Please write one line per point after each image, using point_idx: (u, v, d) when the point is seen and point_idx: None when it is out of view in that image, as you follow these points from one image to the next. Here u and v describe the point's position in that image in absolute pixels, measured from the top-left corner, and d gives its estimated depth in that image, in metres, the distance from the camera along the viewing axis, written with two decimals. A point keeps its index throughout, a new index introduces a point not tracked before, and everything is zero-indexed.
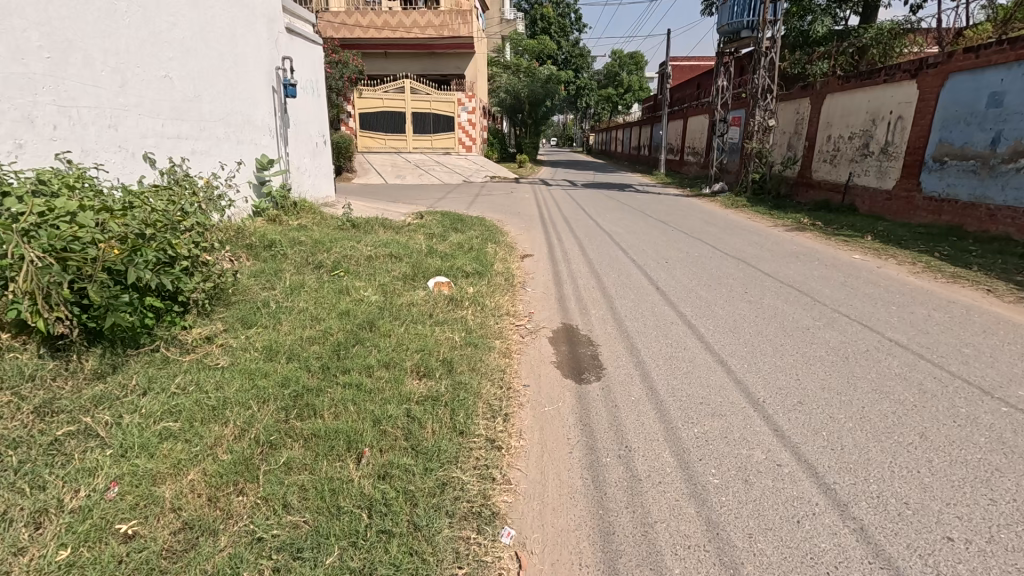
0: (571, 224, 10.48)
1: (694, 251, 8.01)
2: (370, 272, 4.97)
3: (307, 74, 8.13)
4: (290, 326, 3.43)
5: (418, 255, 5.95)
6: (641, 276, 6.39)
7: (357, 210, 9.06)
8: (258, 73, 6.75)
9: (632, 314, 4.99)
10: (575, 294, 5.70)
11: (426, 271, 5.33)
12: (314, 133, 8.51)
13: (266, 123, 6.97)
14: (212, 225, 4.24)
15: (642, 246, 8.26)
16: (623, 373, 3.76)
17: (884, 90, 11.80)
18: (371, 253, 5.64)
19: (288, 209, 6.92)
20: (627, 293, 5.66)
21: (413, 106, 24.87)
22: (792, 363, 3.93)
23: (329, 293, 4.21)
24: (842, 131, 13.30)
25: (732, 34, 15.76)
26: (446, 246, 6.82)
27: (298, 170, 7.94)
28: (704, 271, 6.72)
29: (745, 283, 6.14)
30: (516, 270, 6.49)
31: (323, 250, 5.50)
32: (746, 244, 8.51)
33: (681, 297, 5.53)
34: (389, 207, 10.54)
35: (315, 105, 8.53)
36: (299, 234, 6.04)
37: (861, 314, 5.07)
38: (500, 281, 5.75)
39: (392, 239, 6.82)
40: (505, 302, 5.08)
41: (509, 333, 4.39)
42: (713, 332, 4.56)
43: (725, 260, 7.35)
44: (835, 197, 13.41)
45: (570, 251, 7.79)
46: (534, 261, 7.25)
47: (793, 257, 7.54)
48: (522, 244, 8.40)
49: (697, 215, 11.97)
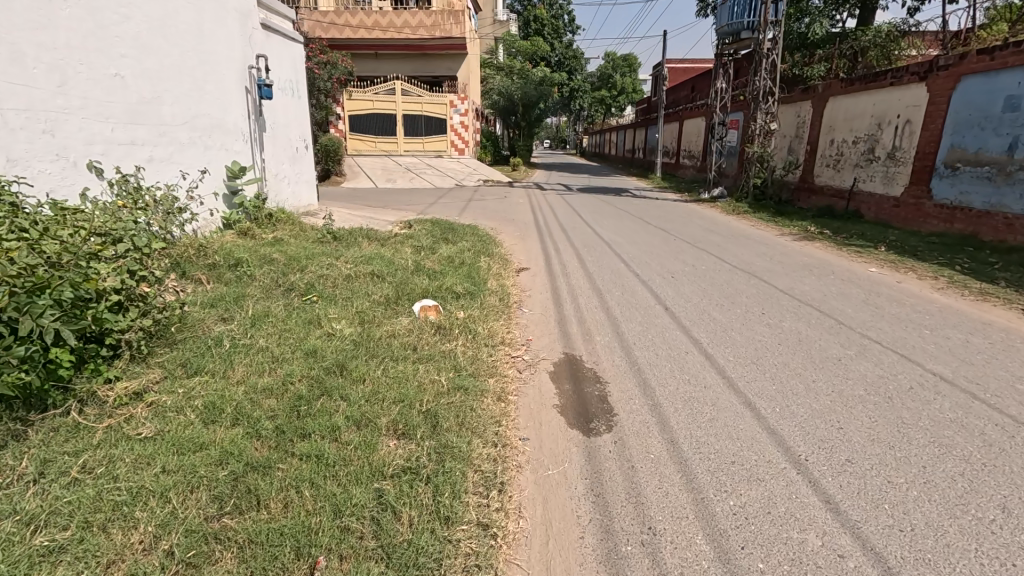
0: (569, 232, 9.97)
1: (700, 263, 7.52)
2: (347, 296, 4.42)
3: (285, 74, 7.56)
4: (244, 373, 2.87)
5: (404, 272, 5.41)
6: (646, 293, 5.89)
7: (341, 219, 8.48)
8: (230, 72, 6.17)
9: (641, 342, 4.47)
10: (576, 317, 5.17)
11: (411, 292, 4.79)
12: (294, 137, 7.95)
13: (239, 126, 6.38)
14: (157, 247, 3.68)
15: (646, 258, 7.75)
16: (639, 420, 3.22)
17: (891, 93, 11.40)
18: (351, 273, 5.09)
19: (262, 222, 6.35)
20: (633, 316, 5.14)
21: (404, 108, 24.29)
22: (830, 405, 3.43)
23: (296, 325, 3.65)
24: (846, 134, 12.90)
25: (732, 35, 15.34)
26: (434, 261, 6.28)
27: (276, 177, 7.38)
28: (714, 287, 6.22)
29: (761, 302, 5.64)
30: (511, 288, 5.96)
31: (297, 269, 4.95)
32: (755, 256, 8.02)
33: (693, 320, 5.03)
34: (375, 214, 9.97)
35: (295, 108, 7.97)
36: (272, 250, 5.48)
37: (894, 340, 4.58)
38: (494, 302, 5.21)
39: (375, 253, 6.27)
40: (499, 329, 4.54)
41: (503, 368, 3.86)
42: (734, 364, 4.05)
43: (735, 274, 6.86)
44: (839, 204, 13.00)
45: (569, 264, 7.27)
46: (530, 276, 6.73)
47: (806, 271, 7.06)
48: (517, 256, 7.87)
49: (698, 222, 11.51)
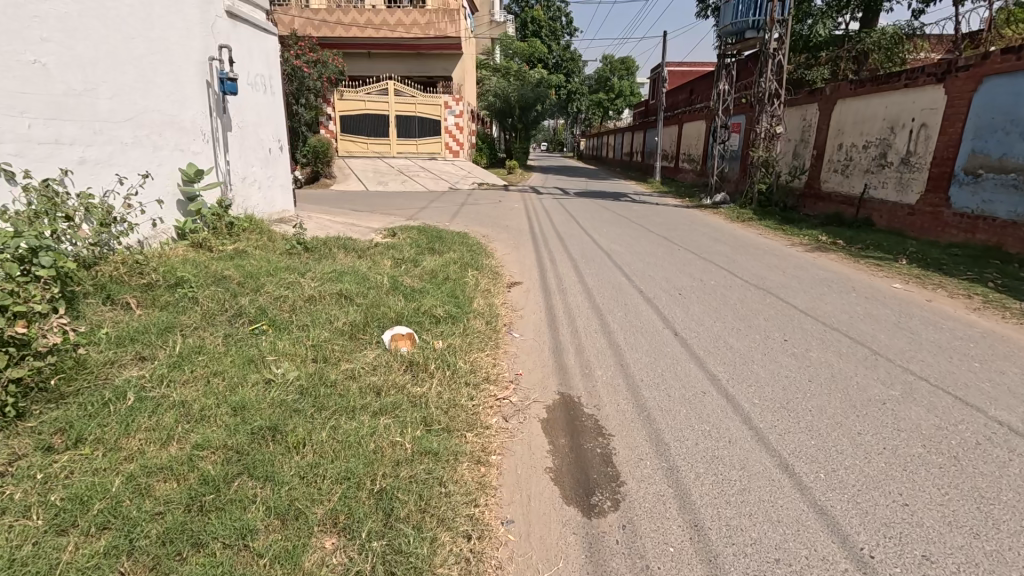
0: (566, 240, 9.35)
1: (708, 277, 6.89)
2: (304, 325, 3.77)
3: (256, 68, 6.91)
4: (139, 443, 2.22)
5: (379, 291, 4.76)
6: (652, 314, 5.27)
7: (319, 227, 7.82)
8: (187, 62, 5.52)
9: (648, 377, 3.84)
10: (573, 344, 4.52)
11: (382, 318, 4.13)
12: (266, 137, 7.29)
13: (198, 124, 5.71)
14: (49, 272, 3.02)
15: (649, 271, 7.14)
16: (652, 494, 2.57)
17: (904, 95, 10.84)
18: (315, 292, 4.43)
19: (223, 232, 5.68)
20: (638, 343, 4.52)
21: (397, 109, 23.61)
22: (886, 470, 2.78)
23: (231, 365, 3.00)
24: (856, 138, 12.34)
25: (735, 35, 14.78)
26: (415, 276, 5.64)
27: (244, 182, 6.73)
28: (726, 306, 5.60)
29: (781, 325, 5.01)
30: (500, 308, 5.32)
31: (253, 289, 4.30)
32: (766, 269, 7.40)
33: (706, 348, 4.41)
34: (359, 221, 9.29)
35: (268, 105, 7.31)
36: (229, 266, 4.82)
37: (942, 375, 3.95)
38: (480, 326, 4.58)
39: (349, 267, 5.63)
40: (484, 362, 3.90)
41: (485, 417, 3.21)
42: (761, 409, 3.41)
43: (748, 291, 6.24)
44: (848, 211, 12.43)
45: (566, 279, 6.63)
46: (522, 293, 6.09)
47: (824, 287, 6.44)
48: (508, 268, 7.24)
49: (704, 230, 10.88)
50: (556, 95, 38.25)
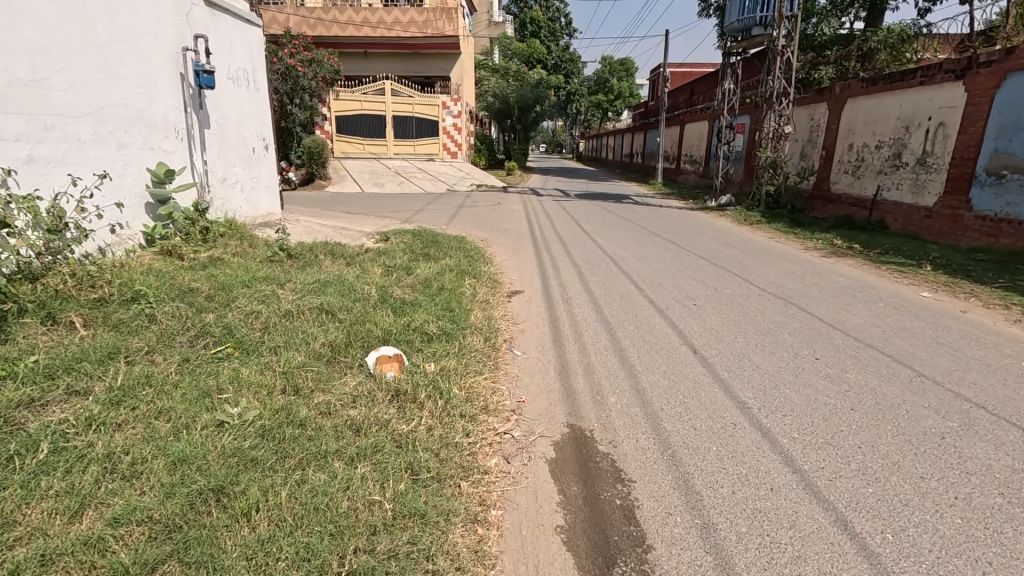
0: (568, 244, 8.89)
1: (722, 285, 6.44)
2: (277, 348, 3.30)
3: (237, 61, 6.45)
4: (41, 517, 1.76)
5: (365, 304, 4.28)
6: (667, 328, 4.80)
7: (306, 231, 7.35)
8: (157, 52, 5.04)
9: (669, 406, 3.39)
10: (581, 364, 4.06)
11: (367, 336, 3.66)
12: (249, 135, 6.83)
13: (170, 120, 5.24)
14: None
15: (658, 278, 6.68)
16: (687, 565, 2.11)
17: (920, 93, 10.42)
18: (294, 306, 3.96)
19: (197, 238, 5.21)
20: (654, 362, 4.06)
21: (394, 109, 23.10)
22: (965, 529, 2.32)
23: (181, 400, 2.53)
24: (868, 138, 11.92)
25: (741, 32, 14.35)
26: (408, 285, 5.19)
27: (225, 183, 6.27)
28: (745, 318, 5.14)
29: (809, 340, 4.56)
30: (500, 321, 4.86)
31: (223, 303, 3.83)
32: (782, 275, 6.96)
33: (730, 369, 3.94)
34: (350, 224, 8.82)
35: (251, 101, 6.85)
36: (199, 276, 4.35)
37: (1000, 402, 3.49)
38: (479, 343, 4.12)
39: (335, 276, 5.18)
40: (482, 388, 3.44)
41: (483, 458, 2.74)
42: (802, 446, 2.95)
43: (767, 300, 5.79)
44: (860, 214, 12.00)
45: (570, 288, 6.18)
46: (523, 303, 5.64)
47: (848, 296, 6.00)
48: (507, 275, 6.77)
49: (711, 234, 10.42)
50: (556, 95, 37.73)
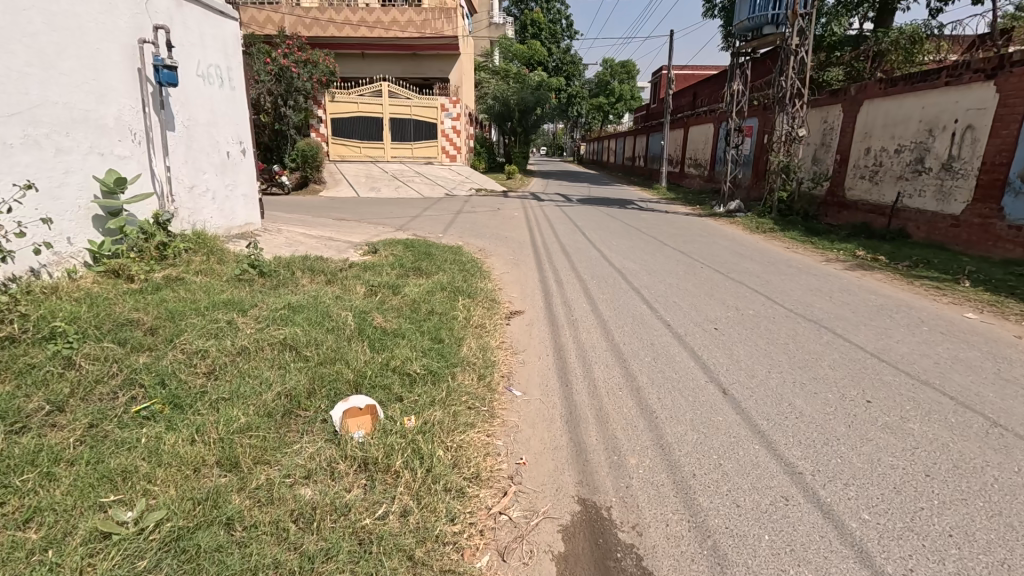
0: (571, 255, 8.27)
1: (744, 304, 5.83)
2: (218, 401, 2.67)
3: (208, 56, 5.85)
4: None
5: (339, 336, 3.67)
6: (689, 360, 4.20)
7: (287, 242, 6.74)
8: (109, 44, 4.43)
9: (703, 472, 2.76)
10: (591, 408, 3.44)
11: (335, 382, 3.04)
12: (224, 138, 6.22)
13: (125, 122, 4.64)
14: None
15: (672, 297, 6.08)
16: None
17: (946, 94, 9.82)
18: (252, 341, 3.34)
19: (153, 255, 4.61)
20: (678, 406, 3.45)
21: (391, 111, 22.49)
22: None
23: (66, 493, 1.94)
24: (886, 141, 11.32)
25: (752, 31, 13.78)
26: (394, 308, 4.60)
27: (193, 191, 5.67)
28: (776, 346, 4.53)
29: (853, 376, 3.94)
30: (497, 352, 4.25)
31: (165, 339, 3.23)
32: (808, 293, 6.37)
33: (771, 417, 3.32)
34: (337, 234, 8.20)
35: (226, 101, 6.24)
36: (144, 303, 3.75)
37: None
38: (473, 382, 3.53)
39: (311, 298, 4.59)
40: (473, 447, 2.84)
41: (471, 559, 2.13)
42: (879, 535, 2.32)
43: (796, 323, 5.19)
44: (878, 222, 11.39)
45: (576, 309, 5.57)
46: (524, 327, 5.04)
47: (885, 319, 5.40)
48: (506, 292, 6.16)
49: (723, 243, 9.81)
50: (557, 97, 36.96)
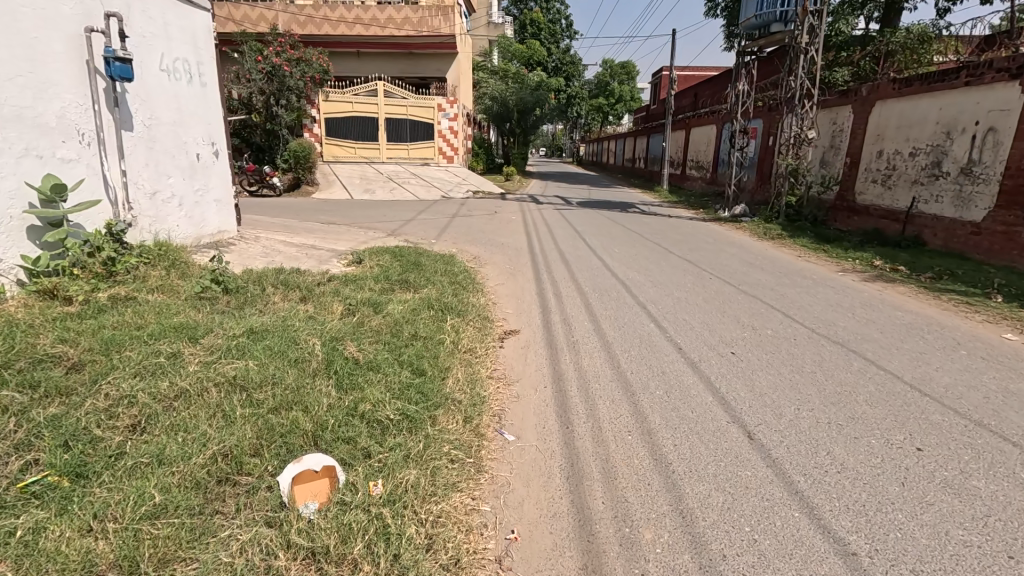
0: (571, 265, 7.74)
1: (761, 323, 5.31)
2: (133, 467, 2.16)
3: (172, 48, 5.32)
4: None
5: (302, 371, 3.15)
6: (707, 394, 3.69)
7: (264, 251, 6.22)
8: (49, 32, 3.91)
9: (735, 553, 2.25)
10: (596, 460, 2.92)
11: (289, 435, 2.53)
12: (193, 138, 5.70)
13: (70, 120, 4.12)
14: None
15: (682, 315, 5.56)
16: None
17: (966, 95, 9.33)
18: (195, 380, 2.82)
19: (100, 272, 4.10)
20: (700, 459, 2.93)
21: (387, 111, 21.97)
22: None
23: None
24: (901, 144, 10.82)
25: (760, 28, 13.28)
26: (373, 332, 4.08)
27: (155, 198, 5.14)
28: (803, 376, 4.02)
29: (895, 416, 3.43)
30: (488, 384, 3.74)
31: (88, 379, 2.71)
32: (829, 309, 5.87)
33: (810, 474, 2.80)
34: (321, 241, 7.68)
35: (195, 99, 5.71)
36: (77, 332, 3.23)
37: None
38: (458, 428, 3.02)
39: (279, 321, 4.06)
40: (453, 519, 2.32)
41: None
42: None
43: (821, 346, 4.69)
44: (892, 229, 10.89)
45: (577, 329, 5.04)
46: (519, 351, 4.51)
47: (918, 341, 4.89)
48: (500, 308, 5.65)
49: (730, 251, 9.30)
50: (557, 98, 36.48)
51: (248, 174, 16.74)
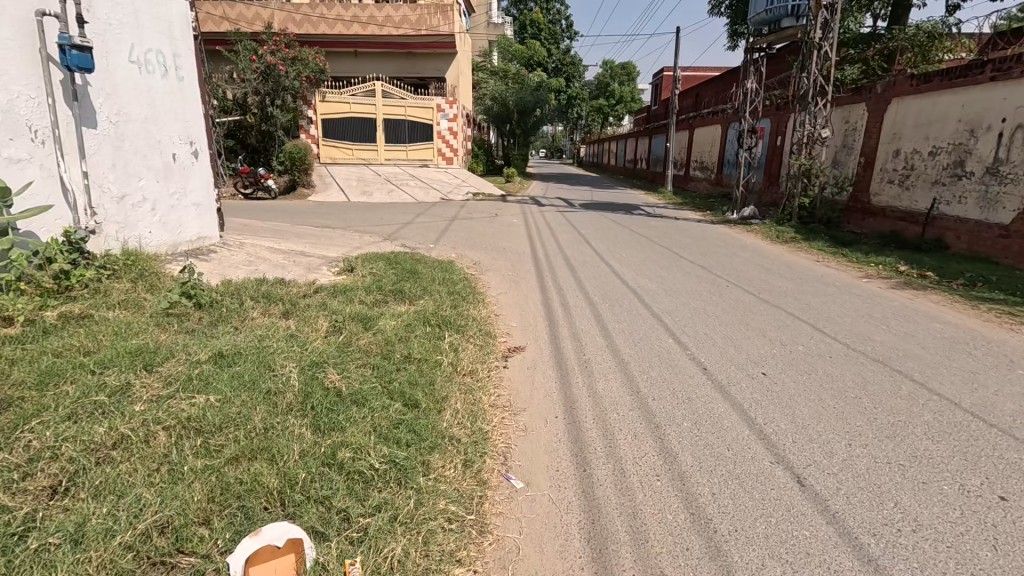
0: (576, 272, 7.27)
1: (790, 337, 4.84)
2: (39, 552, 1.70)
3: (144, 38, 4.86)
4: None
5: (272, 406, 2.68)
6: (741, 426, 3.24)
7: (247, 259, 5.75)
8: None
9: None
10: (622, 516, 2.45)
11: (248, 496, 2.07)
12: (168, 136, 5.22)
13: (18, 114, 3.67)
14: None
15: (702, 328, 5.09)
16: None
17: (991, 90, 8.87)
18: (139, 422, 2.34)
19: (50, 288, 3.63)
20: (747, 516, 2.45)
21: (385, 112, 21.52)
22: None
23: None
24: (920, 142, 10.36)
25: (770, 24, 12.81)
26: (361, 355, 3.61)
27: (123, 202, 4.66)
28: (848, 403, 3.55)
29: (964, 454, 2.95)
30: (491, 415, 3.27)
31: (9, 425, 2.26)
32: (860, 321, 5.40)
33: (880, 535, 2.33)
34: (312, 247, 7.21)
35: (171, 94, 5.24)
36: (9, 363, 2.77)
37: None
38: (456, 477, 2.54)
39: (255, 342, 3.58)
40: None
41: None
42: None
43: (861, 365, 4.22)
44: (911, 231, 10.43)
45: (590, 346, 4.56)
46: (526, 372, 4.04)
47: (967, 358, 4.41)
48: (503, 321, 5.17)
49: (744, 256, 8.82)
50: (557, 99, 36.04)
51: (243, 176, 16.23)
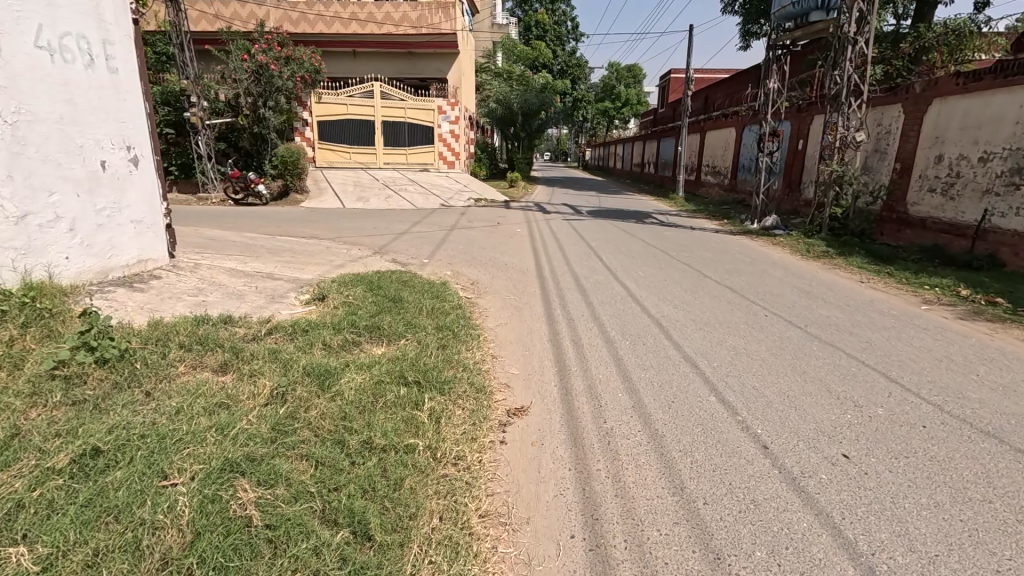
0: (588, 297, 6.26)
1: (862, 395, 3.82)
2: None
3: (58, 20, 3.94)
4: None
5: (131, 564, 1.76)
6: (843, 563, 2.23)
7: (197, 287, 4.78)
8: None
9: None
10: None
11: None
12: (94, 140, 4.28)
13: None
14: None
15: (749, 380, 4.05)
16: None
17: None
18: None
19: None
20: None
21: (383, 113, 20.59)
22: None
23: None
24: (968, 147, 9.32)
25: (798, 18, 11.79)
26: (305, 439, 2.64)
27: (24, 222, 3.73)
28: (978, 514, 2.54)
29: None
30: (481, 538, 2.29)
31: None
32: (942, 369, 4.37)
33: None
34: (284, 268, 6.23)
35: (99, 89, 4.32)
36: None
37: None
38: None
39: (160, 421, 2.60)
40: None
41: None
42: None
43: (971, 441, 3.21)
44: (958, 245, 9.40)
45: (611, 407, 3.56)
46: (531, 449, 3.05)
47: None
48: (501, 368, 4.19)
49: (776, 275, 7.80)
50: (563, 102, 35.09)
51: (233, 180, 15.35)
